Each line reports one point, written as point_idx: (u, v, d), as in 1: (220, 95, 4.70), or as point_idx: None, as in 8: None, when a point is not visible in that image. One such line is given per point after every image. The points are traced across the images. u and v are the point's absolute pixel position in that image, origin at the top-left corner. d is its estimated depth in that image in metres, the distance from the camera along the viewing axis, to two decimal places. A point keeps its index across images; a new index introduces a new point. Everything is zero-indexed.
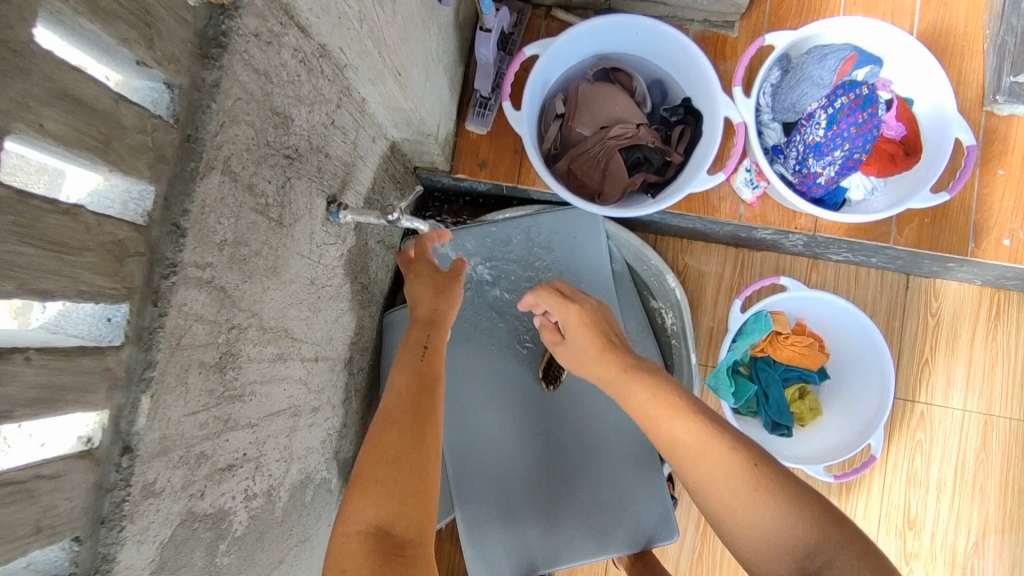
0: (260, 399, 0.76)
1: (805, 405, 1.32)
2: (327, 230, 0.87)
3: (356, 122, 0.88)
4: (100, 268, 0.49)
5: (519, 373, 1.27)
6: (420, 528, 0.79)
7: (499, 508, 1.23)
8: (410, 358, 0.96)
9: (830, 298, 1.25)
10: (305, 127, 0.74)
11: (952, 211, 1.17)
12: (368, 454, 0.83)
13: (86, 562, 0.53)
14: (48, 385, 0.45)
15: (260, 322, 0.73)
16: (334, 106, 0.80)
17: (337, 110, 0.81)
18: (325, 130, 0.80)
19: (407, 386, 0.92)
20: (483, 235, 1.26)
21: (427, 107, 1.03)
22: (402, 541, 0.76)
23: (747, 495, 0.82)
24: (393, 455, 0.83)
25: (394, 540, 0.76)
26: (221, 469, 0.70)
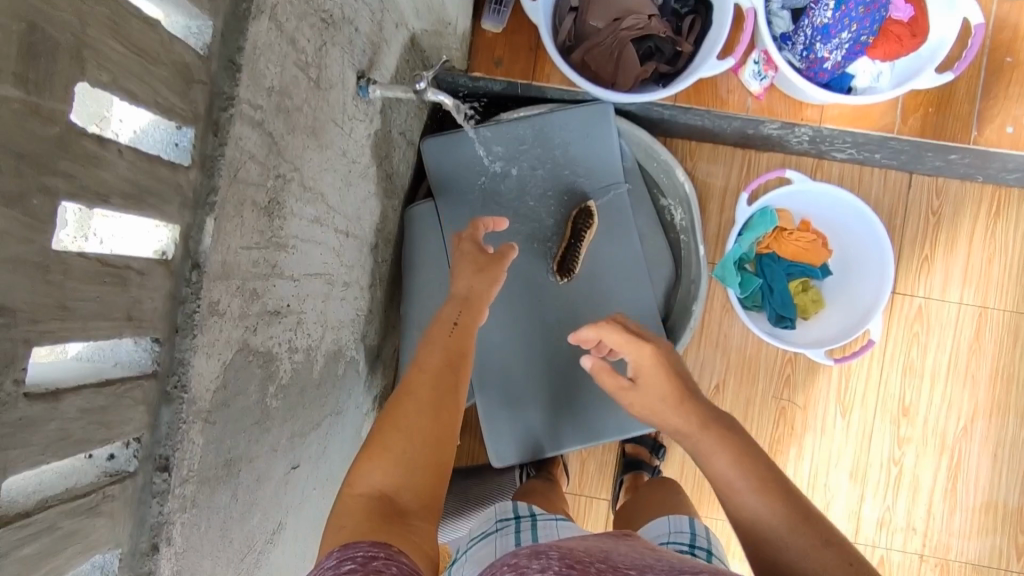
0: (301, 256, 0.82)
1: (808, 299, 1.39)
2: (357, 105, 0.91)
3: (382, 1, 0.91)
4: (171, 86, 0.53)
5: (535, 267, 1.32)
6: (421, 497, 0.87)
7: (518, 393, 1.31)
8: (432, 342, 1.05)
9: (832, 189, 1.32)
10: None
11: (955, 100, 1.21)
12: (383, 424, 0.92)
13: (165, 363, 0.59)
14: (135, 183, 0.51)
15: (300, 178, 0.78)
16: None
17: None
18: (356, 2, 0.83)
19: (428, 368, 1.01)
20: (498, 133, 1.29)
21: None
22: (403, 508, 0.84)
23: (777, 523, 0.84)
24: (407, 426, 0.92)
25: (394, 504, 0.84)
26: (271, 312, 0.76)
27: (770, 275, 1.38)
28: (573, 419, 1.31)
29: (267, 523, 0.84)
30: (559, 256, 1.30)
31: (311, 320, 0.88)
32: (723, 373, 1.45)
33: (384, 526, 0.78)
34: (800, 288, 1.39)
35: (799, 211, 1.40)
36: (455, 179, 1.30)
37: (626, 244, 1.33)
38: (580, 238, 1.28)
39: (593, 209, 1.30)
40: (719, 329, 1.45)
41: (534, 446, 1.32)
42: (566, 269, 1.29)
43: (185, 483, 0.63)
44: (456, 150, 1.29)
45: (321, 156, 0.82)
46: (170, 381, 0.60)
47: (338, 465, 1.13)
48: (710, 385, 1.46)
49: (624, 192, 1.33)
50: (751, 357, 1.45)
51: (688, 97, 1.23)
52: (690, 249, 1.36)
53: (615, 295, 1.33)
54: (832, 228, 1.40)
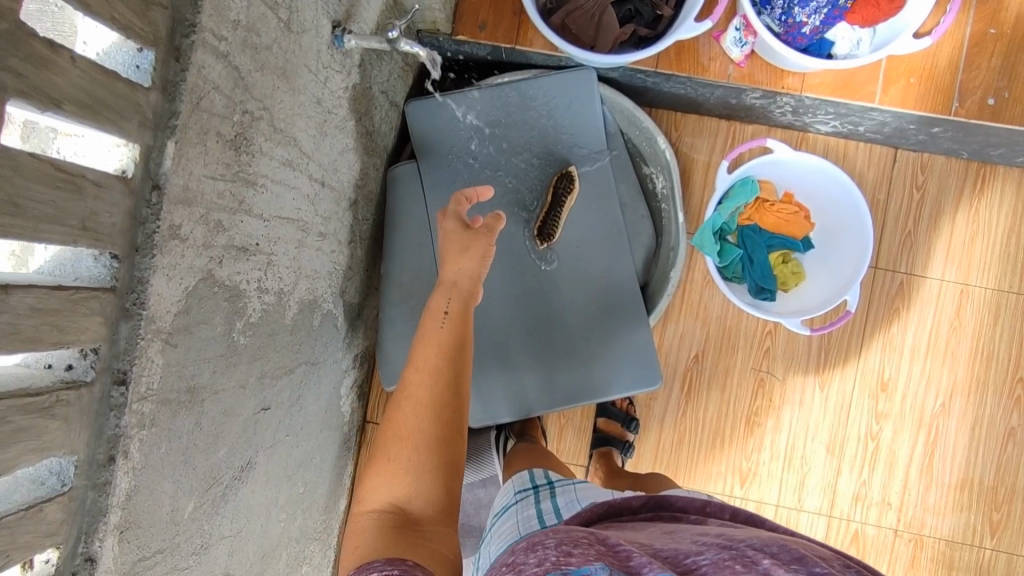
0: (271, 197, 0.84)
1: (789, 270, 1.39)
2: (333, 55, 0.93)
3: None
4: (130, 4, 0.55)
5: (516, 232, 1.33)
6: (439, 503, 0.87)
7: (495, 356, 1.33)
8: (426, 335, 1.01)
9: (813, 160, 1.32)
10: None
11: (938, 71, 1.21)
12: (386, 434, 0.91)
13: (124, 280, 0.60)
14: (89, 94, 0.52)
15: (270, 118, 0.80)
16: None
17: None
18: None
19: (425, 362, 0.97)
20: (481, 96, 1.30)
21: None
22: (418, 518, 0.85)
23: None
24: (408, 429, 0.90)
25: (411, 518, 0.85)
26: (237, 248, 0.77)
27: (750, 246, 1.39)
28: (551, 383, 1.33)
29: (235, 459, 0.86)
30: (540, 220, 1.32)
31: (283, 264, 0.90)
32: (703, 343, 1.46)
33: (399, 543, 0.79)
34: (780, 259, 1.40)
35: (781, 183, 1.41)
36: (439, 143, 1.32)
37: (607, 210, 1.35)
38: (563, 203, 1.30)
39: (575, 175, 1.32)
40: (699, 299, 1.46)
41: (511, 409, 1.33)
42: (547, 233, 1.31)
43: (144, 401, 0.65)
44: (439, 114, 1.30)
45: (293, 100, 0.84)
46: (129, 298, 0.61)
47: (314, 418, 1.15)
48: (689, 354, 1.47)
49: (606, 159, 1.35)
50: (731, 327, 1.46)
51: (670, 62, 1.24)
52: (670, 217, 1.36)
53: (595, 262, 1.34)
54: (814, 200, 1.41)
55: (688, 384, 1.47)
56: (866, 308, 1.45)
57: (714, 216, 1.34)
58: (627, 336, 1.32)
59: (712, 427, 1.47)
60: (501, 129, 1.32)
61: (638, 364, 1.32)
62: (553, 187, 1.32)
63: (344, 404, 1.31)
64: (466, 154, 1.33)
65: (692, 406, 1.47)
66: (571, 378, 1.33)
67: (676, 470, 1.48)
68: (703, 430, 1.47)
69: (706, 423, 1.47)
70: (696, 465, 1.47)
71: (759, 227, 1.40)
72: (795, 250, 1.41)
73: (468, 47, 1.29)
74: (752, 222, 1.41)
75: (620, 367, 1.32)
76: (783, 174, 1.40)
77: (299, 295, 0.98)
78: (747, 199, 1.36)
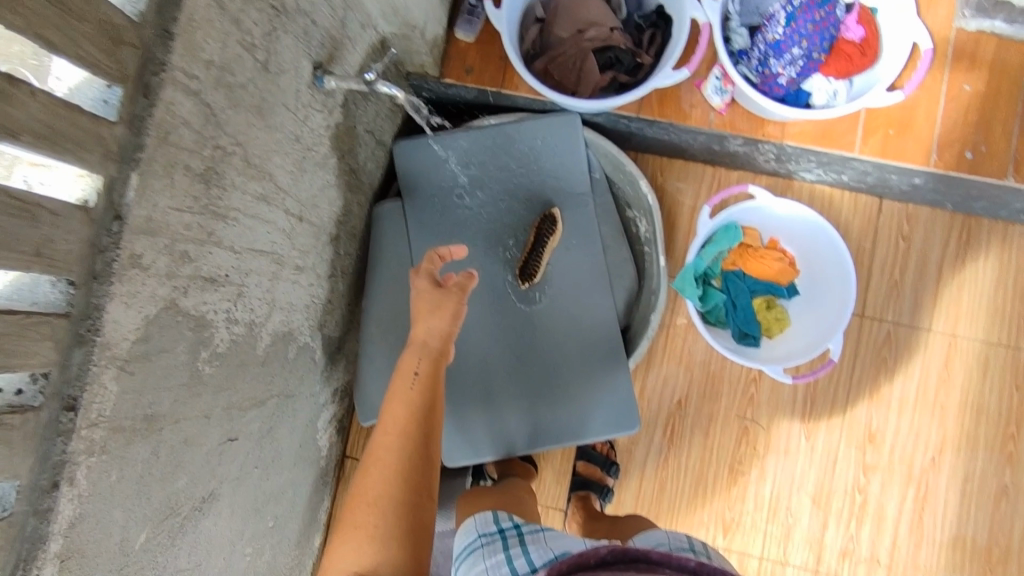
0: (244, 230, 0.85)
1: (773, 317, 1.39)
2: (314, 95, 0.96)
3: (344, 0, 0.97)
4: (98, 43, 0.58)
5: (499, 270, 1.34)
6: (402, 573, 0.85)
7: (475, 394, 1.32)
8: (397, 396, 0.98)
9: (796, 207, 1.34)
10: None
11: (916, 123, 1.22)
12: (353, 503, 0.90)
13: (80, 306, 0.61)
14: (51, 126, 0.55)
15: (244, 154, 0.82)
16: None
17: None
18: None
19: (393, 425, 0.95)
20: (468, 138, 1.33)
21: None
22: None
23: None
24: (374, 497, 0.88)
25: None
26: (204, 278, 0.79)
27: (733, 291, 1.40)
28: (530, 424, 1.31)
29: (195, 490, 0.86)
30: (523, 260, 1.33)
31: (255, 296, 0.91)
32: (686, 388, 1.45)
33: None
34: (764, 305, 1.40)
35: (764, 230, 1.43)
36: (425, 181, 1.34)
37: (590, 253, 1.36)
38: (544, 243, 1.31)
39: (558, 217, 1.33)
40: (683, 343, 1.45)
41: (489, 450, 1.32)
42: (529, 273, 1.31)
43: (94, 428, 0.65)
44: (425, 154, 1.33)
45: (269, 136, 0.86)
46: (83, 324, 0.62)
47: (287, 451, 1.15)
48: (673, 400, 1.45)
49: (590, 203, 1.37)
50: (715, 374, 1.45)
51: (653, 109, 1.27)
52: (653, 261, 1.37)
53: (577, 302, 1.34)
54: (798, 247, 1.42)
55: (671, 430, 1.45)
56: (853, 358, 1.44)
57: (696, 260, 1.35)
58: (607, 377, 1.32)
59: (694, 474, 1.45)
60: (486, 170, 1.35)
61: (618, 407, 1.31)
62: (536, 228, 1.33)
63: (321, 438, 1.30)
64: (452, 192, 1.36)
65: (675, 451, 1.45)
66: (550, 419, 1.31)
67: (658, 518, 1.45)
68: (685, 477, 1.45)
69: (689, 471, 1.45)
70: (678, 514, 1.44)
71: (742, 273, 1.41)
72: (778, 296, 1.42)
73: (456, 90, 1.33)
74: (736, 267, 1.42)
75: (600, 410, 1.31)
76: (767, 220, 1.41)
77: (272, 327, 0.99)
78: (730, 245, 1.37)
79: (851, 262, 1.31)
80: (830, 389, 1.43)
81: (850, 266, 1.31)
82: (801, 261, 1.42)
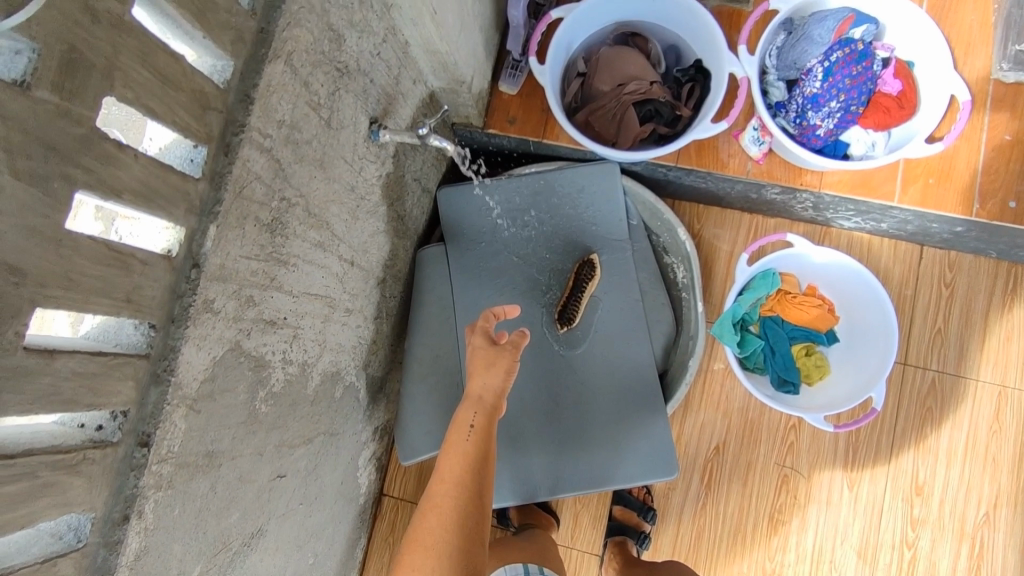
0: (302, 275, 0.90)
1: (813, 363, 1.38)
2: (369, 147, 1.02)
3: (399, 60, 1.03)
4: (189, 109, 0.64)
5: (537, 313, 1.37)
6: None
7: (512, 435, 1.33)
8: (454, 448, 1.03)
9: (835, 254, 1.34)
10: (355, 50, 0.90)
11: (956, 174, 1.23)
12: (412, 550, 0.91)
13: (158, 347, 0.66)
14: (146, 184, 0.60)
15: (306, 204, 0.87)
16: (381, 40, 0.95)
17: (383, 44, 0.96)
18: (371, 58, 0.94)
19: (450, 475, 0.99)
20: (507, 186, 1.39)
21: (463, 55, 1.16)
22: None
23: None
24: (432, 542, 0.91)
25: None
26: (265, 320, 0.83)
27: (773, 337, 1.39)
28: (567, 468, 1.32)
29: (246, 525, 0.88)
30: (561, 304, 1.35)
31: (308, 337, 0.96)
32: (725, 435, 1.44)
33: None
34: (803, 352, 1.40)
35: (803, 276, 1.43)
36: (467, 226, 1.39)
37: (627, 298, 1.38)
38: (582, 288, 1.34)
39: (597, 263, 1.36)
40: (721, 389, 1.45)
41: (526, 492, 1.32)
42: (566, 317, 1.34)
43: (164, 463, 0.68)
44: (467, 199, 1.38)
45: (328, 187, 0.92)
46: (161, 365, 0.66)
47: (329, 489, 1.17)
48: (710, 446, 1.44)
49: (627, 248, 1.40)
50: (754, 421, 1.43)
51: (690, 159, 1.30)
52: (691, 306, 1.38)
53: (614, 346, 1.36)
54: (837, 294, 1.42)
55: (708, 477, 1.44)
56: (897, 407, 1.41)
57: (735, 306, 1.35)
58: (645, 422, 1.32)
59: (734, 522, 1.42)
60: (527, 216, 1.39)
61: (657, 453, 1.30)
62: (575, 273, 1.36)
63: (361, 476, 1.32)
64: (492, 237, 1.40)
65: (713, 498, 1.43)
66: (586, 464, 1.31)
67: (696, 567, 1.42)
68: (724, 526, 1.42)
69: (728, 516, 1.42)
70: (716, 564, 1.41)
71: (781, 319, 1.41)
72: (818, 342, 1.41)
73: (498, 140, 1.38)
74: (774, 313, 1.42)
75: (637, 455, 1.31)
76: (805, 267, 1.42)
77: (322, 367, 1.02)
78: (768, 291, 1.38)
79: (894, 311, 1.30)
80: (875, 444, 1.41)
81: (892, 316, 1.31)
82: (840, 308, 1.42)
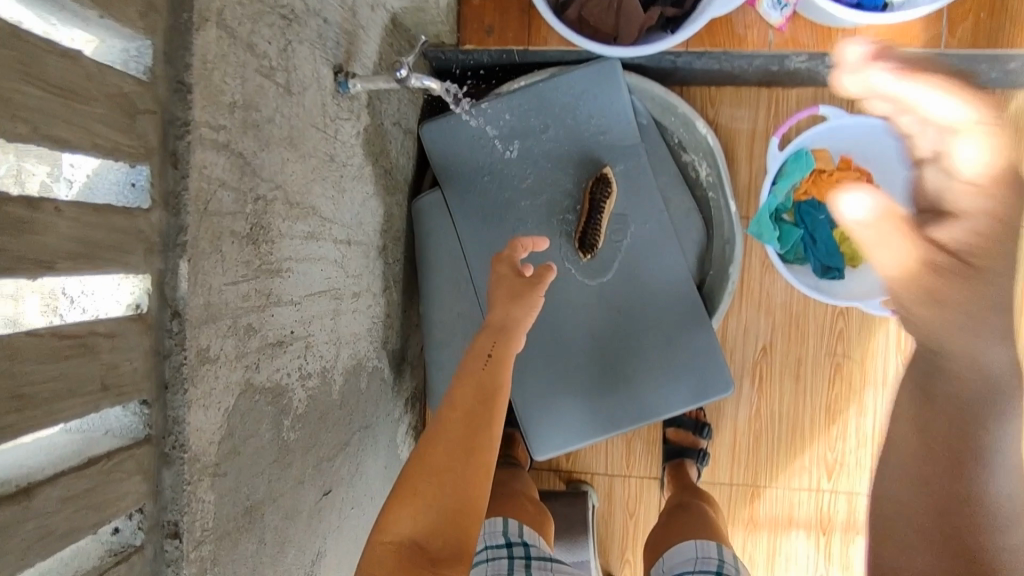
0: (299, 277, 0.76)
1: (858, 243, 1.29)
2: (339, 104, 0.84)
3: None
4: (111, 122, 0.47)
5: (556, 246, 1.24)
6: (456, 545, 0.79)
7: (553, 380, 1.24)
8: (466, 374, 0.93)
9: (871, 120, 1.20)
10: None
11: (1012, 3, 1.06)
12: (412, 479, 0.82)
13: (158, 424, 0.54)
14: (84, 239, 0.45)
15: (285, 195, 0.72)
16: None
17: None
18: None
19: (462, 400, 0.89)
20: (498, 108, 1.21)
21: None
22: (438, 558, 0.77)
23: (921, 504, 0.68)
24: (437, 468, 0.82)
25: (433, 558, 0.77)
26: (272, 344, 0.70)
27: (812, 224, 1.28)
28: (616, 402, 1.24)
29: (305, 556, 0.81)
30: (580, 228, 1.22)
31: (323, 340, 0.84)
32: (770, 334, 1.37)
33: None
34: (845, 233, 1.30)
35: (835, 149, 1.30)
36: (460, 163, 1.22)
37: (650, 211, 1.26)
38: (600, 210, 1.21)
39: (612, 179, 1.22)
40: (761, 288, 1.36)
41: (578, 435, 1.25)
42: (589, 242, 1.21)
43: (202, 544, 0.59)
44: (456, 133, 1.21)
45: (305, 165, 0.76)
46: (167, 442, 0.54)
47: (376, 478, 1.10)
48: (757, 348, 1.38)
49: (641, 156, 1.25)
50: (799, 315, 1.36)
51: (702, 41, 1.12)
52: (720, 211, 1.28)
53: (644, 266, 1.24)
54: (875, 162, 1.30)
55: (759, 379, 1.39)
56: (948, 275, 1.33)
57: (769, 200, 1.25)
58: (691, 341, 1.23)
59: (790, 421, 1.39)
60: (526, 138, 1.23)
61: (706, 371, 1.23)
62: (590, 193, 1.22)
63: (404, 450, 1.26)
64: (492, 170, 1.23)
65: (766, 401, 1.39)
66: (636, 395, 1.24)
67: (758, 471, 1.40)
68: (781, 426, 1.39)
69: (783, 418, 1.39)
70: (778, 465, 1.40)
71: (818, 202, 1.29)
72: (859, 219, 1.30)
73: (477, 56, 1.19)
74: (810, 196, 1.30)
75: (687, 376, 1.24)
76: (838, 139, 1.28)
77: (343, 365, 0.91)
78: (802, 175, 1.24)
79: None
80: None
81: None
82: (879, 176, 1.30)
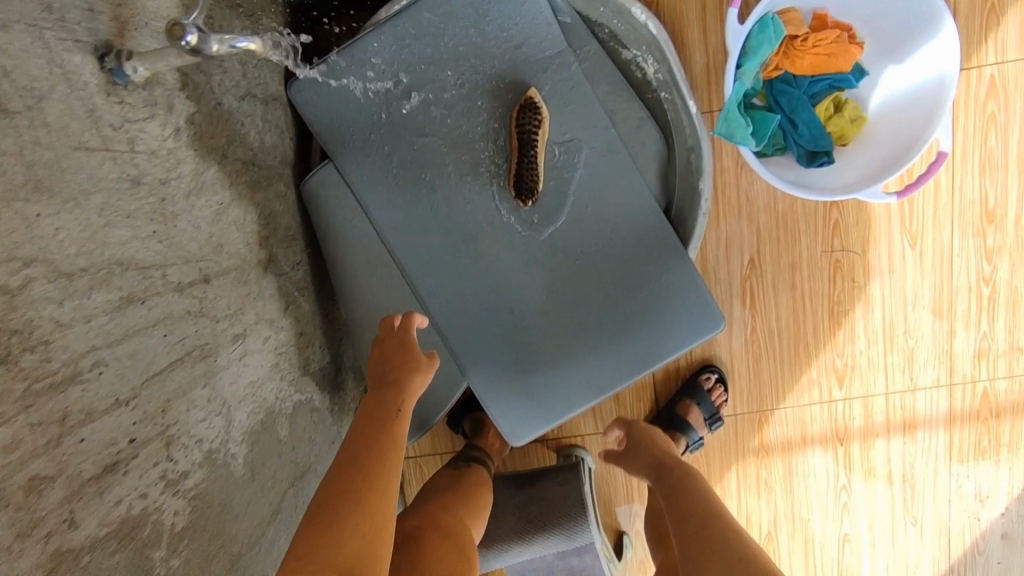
0: (122, 365, 0.55)
1: (846, 118, 1.08)
2: (128, 97, 0.58)
3: None
4: None
5: (487, 199, 1.02)
6: None
7: (515, 359, 1.04)
8: (375, 422, 0.80)
9: None
10: None
11: None
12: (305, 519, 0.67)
13: None
14: None
15: (50, 263, 0.48)
16: None
17: None
18: None
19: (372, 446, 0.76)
20: (382, 43, 0.97)
21: None
22: None
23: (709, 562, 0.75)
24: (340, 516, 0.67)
25: None
26: (92, 477, 0.51)
27: (791, 104, 1.07)
28: (594, 370, 1.05)
29: None
30: (513, 173, 1.01)
31: (191, 417, 0.64)
32: (757, 243, 1.17)
33: None
34: (830, 108, 1.08)
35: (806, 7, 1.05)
36: (349, 120, 0.99)
37: (592, 134, 1.03)
38: (533, 144, 0.99)
39: (540, 101, 0.99)
40: (739, 193, 1.15)
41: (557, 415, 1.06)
42: (528, 190, 1.00)
43: None
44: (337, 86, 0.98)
45: (92, 208, 0.53)
46: None
47: None
48: (743, 262, 1.18)
49: (568, 66, 1.01)
50: (786, 214, 1.16)
51: None
52: (678, 112, 1.03)
53: (595, 203, 1.03)
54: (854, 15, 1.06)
55: (750, 298, 1.20)
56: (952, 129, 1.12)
57: (737, 88, 1.01)
58: (666, 280, 1.03)
59: (791, 336, 1.22)
60: (425, 76, 0.99)
61: (690, 311, 1.03)
62: (516, 125, 1.00)
63: None
64: (389, 122, 1.00)
65: (762, 319, 1.21)
66: (616, 356, 1.04)
67: (763, 395, 1.24)
68: (781, 342, 1.22)
69: (784, 332, 1.22)
70: (784, 384, 1.23)
71: (792, 77, 1.08)
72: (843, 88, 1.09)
73: None
74: (783, 70, 1.08)
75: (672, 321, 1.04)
76: None
77: (237, 430, 0.72)
78: (773, 47, 1.01)
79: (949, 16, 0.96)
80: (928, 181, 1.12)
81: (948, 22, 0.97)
82: (863, 32, 1.07)
